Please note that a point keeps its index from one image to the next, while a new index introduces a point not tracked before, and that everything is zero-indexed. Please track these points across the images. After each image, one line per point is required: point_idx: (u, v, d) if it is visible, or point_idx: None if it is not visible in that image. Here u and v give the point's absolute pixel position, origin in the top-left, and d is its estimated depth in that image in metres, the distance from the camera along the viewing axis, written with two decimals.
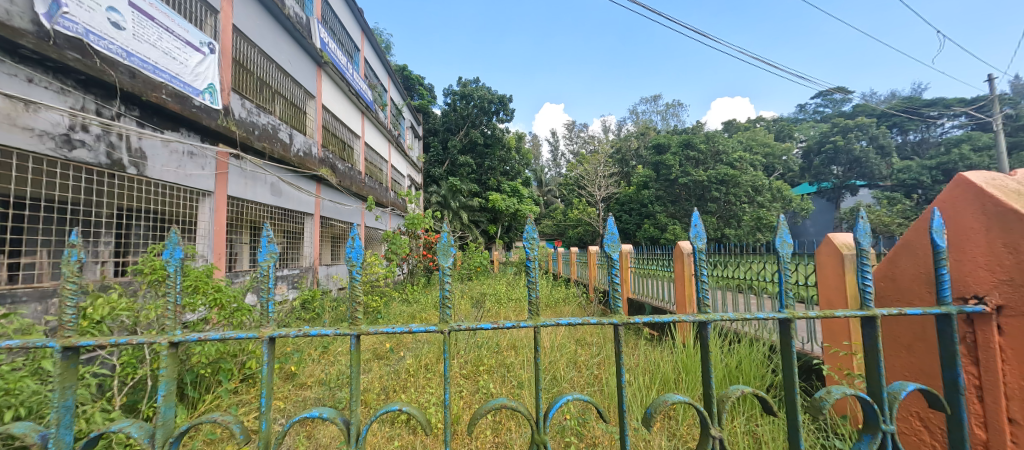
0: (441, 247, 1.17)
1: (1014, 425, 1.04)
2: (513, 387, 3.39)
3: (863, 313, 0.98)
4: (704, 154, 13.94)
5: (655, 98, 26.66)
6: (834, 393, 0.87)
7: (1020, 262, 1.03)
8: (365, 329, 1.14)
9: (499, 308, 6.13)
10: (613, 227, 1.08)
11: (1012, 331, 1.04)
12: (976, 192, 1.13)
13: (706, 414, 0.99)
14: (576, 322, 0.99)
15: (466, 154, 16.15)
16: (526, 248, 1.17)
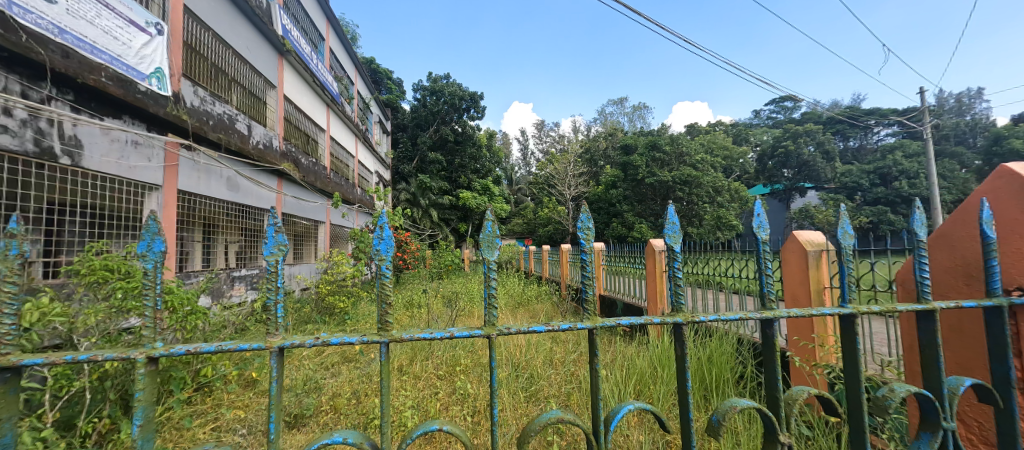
0: (487, 237, 1.07)
1: None
2: (490, 387, 3.30)
3: (921, 306, 0.95)
4: (668, 155, 14.34)
5: (621, 100, 27.24)
6: (898, 391, 0.85)
7: None
8: (396, 335, 1.01)
9: (472, 308, 6.01)
10: (675, 215, 0.95)
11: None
12: (1021, 185, 1.13)
13: (773, 418, 0.91)
14: (636, 323, 0.91)
15: (436, 151, 15.79)
16: (580, 237, 1.06)
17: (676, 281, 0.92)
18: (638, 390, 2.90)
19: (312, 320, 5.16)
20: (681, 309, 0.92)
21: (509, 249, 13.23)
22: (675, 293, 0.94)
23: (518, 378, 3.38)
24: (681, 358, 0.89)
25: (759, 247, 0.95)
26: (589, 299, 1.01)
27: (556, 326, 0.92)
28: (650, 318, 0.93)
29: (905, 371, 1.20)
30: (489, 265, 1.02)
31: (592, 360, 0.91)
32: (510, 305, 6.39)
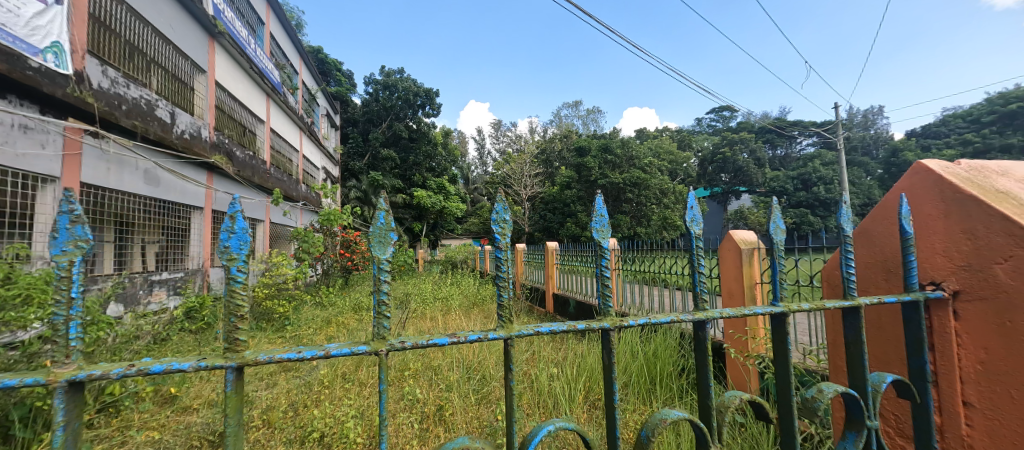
0: (375, 233, 0.78)
1: (968, 409, 0.99)
2: (440, 391, 3.16)
3: (848, 303, 0.96)
4: (620, 158, 14.83)
5: (576, 104, 27.90)
6: (827, 391, 0.86)
7: (978, 247, 0.98)
8: (258, 357, 0.77)
9: (425, 310, 5.84)
10: (603, 207, 0.90)
11: (969, 316, 0.99)
12: (935, 180, 1.09)
13: (707, 430, 0.81)
14: (561, 328, 0.82)
15: (389, 148, 15.21)
16: (494, 234, 0.86)
17: (604, 280, 0.85)
18: (587, 388, 2.92)
19: (246, 327, 4.68)
20: (609, 311, 0.84)
21: (464, 249, 13.04)
22: (602, 292, 0.86)
23: (470, 381, 3.27)
24: (608, 367, 0.82)
25: (692, 244, 0.92)
26: (505, 303, 0.84)
27: (463, 336, 0.80)
28: (574, 323, 0.84)
29: (832, 365, 1.24)
30: (378, 270, 0.78)
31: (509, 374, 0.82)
32: (464, 306, 6.28)
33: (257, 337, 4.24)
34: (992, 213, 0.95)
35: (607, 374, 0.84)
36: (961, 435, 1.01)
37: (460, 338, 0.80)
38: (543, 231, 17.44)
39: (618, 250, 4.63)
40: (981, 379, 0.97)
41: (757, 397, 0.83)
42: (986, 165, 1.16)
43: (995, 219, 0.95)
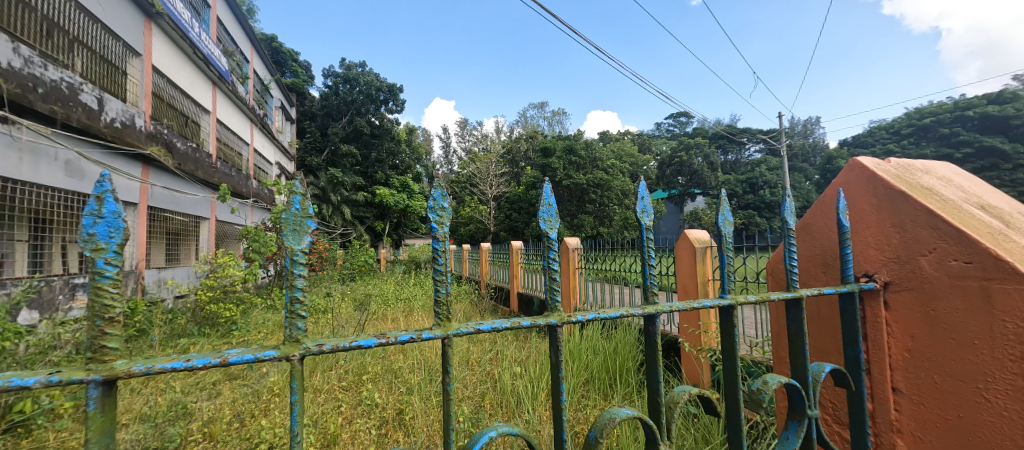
0: (287, 219, 0.62)
1: (897, 396, 0.99)
2: (401, 394, 3.05)
3: (791, 296, 0.97)
4: (584, 160, 15.09)
5: (542, 105, 28.17)
6: (771, 381, 0.88)
7: (906, 240, 1.00)
8: (135, 367, 0.54)
9: (386, 311, 5.65)
10: (550, 199, 0.88)
11: (898, 306, 1.00)
12: (866, 176, 1.10)
13: (656, 427, 0.78)
14: (505, 326, 0.74)
15: (349, 143, 14.63)
16: (431, 223, 0.74)
17: (551, 275, 0.81)
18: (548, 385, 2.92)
19: (186, 334, 4.28)
20: (556, 308, 0.79)
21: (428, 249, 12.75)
22: (548, 286, 0.81)
23: (432, 382, 3.18)
24: (556, 366, 0.77)
25: (642, 237, 0.91)
26: (442, 299, 0.70)
27: (392, 338, 0.66)
28: (521, 320, 0.76)
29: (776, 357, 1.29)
30: (289, 265, 0.64)
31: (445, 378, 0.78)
32: (427, 306, 6.14)
33: (198, 344, 3.89)
34: (917, 208, 0.97)
35: (555, 372, 0.79)
36: (889, 422, 1.01)
37: (387, 340, 0.65)
38: (509, 231, 17.46)
39: (580, 249, 4.70)
40: (911, 366, 0.97)
41: (703, 389, 0.85)
42: (912, 164, 1.20)
43: (920, 214, 0.97)
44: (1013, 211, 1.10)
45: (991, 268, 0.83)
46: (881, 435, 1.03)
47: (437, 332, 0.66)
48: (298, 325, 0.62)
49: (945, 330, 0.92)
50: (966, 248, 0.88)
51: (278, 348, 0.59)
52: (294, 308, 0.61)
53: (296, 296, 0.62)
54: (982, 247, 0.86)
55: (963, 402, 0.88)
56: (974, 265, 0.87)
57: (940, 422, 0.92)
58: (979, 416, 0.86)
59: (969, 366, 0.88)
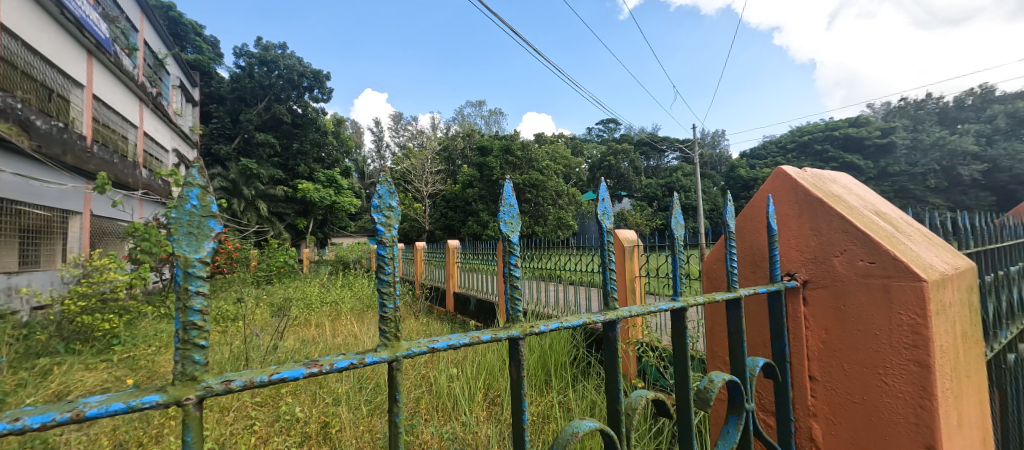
0: (169, 215, 0.43)
1: (813, 382, 0.99)
2: (326, 405, 2.76)
3: (731, 294, 0.86)
4: (519, 160, 15.26)
5: (479, 103, 28.12)
6: (717, 379, 0.76)
7: (823, 242, 1.00)
8: None
9: (309, 317, 5.24)
10: (512, 199, 0.77)
11: (816, 302, 1.00)
12: (791, 184, 1.08)
13: (614, 436, 0.66)
14: (464, 342, 0.58)
15: (266, 132, 13.24)
16: (376, 224, 0.57)
17: (512, 282, 0.68)
18: (486, 385, 2.85)
19: (47, 353, 3.48)
20: (518, 317, 0.66)
21: (358, 248, 12.00)
22: (509, 295, 0.68)
23: (362, 390, 2.93)
24: (517, 385, 0.63)
25: (603, 237, 0.81)
26: (390, 314, 0.55)
27: (330, 365, 0.49)
28: (481, 334, 0.61)
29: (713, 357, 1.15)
30: (179, 278, 0.43)
31: (390, 410, 0.52)
32: (356, 310, 5.78)
33: (65, 363, 3.21)
34: (833, 213, 0.98)
35: (515, 392, 0.64)
36: (806, 408, 1.00)
37: (321, 368, 0.48)
38: (445, 230, 17.13)
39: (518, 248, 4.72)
40: (824, 355, 0.98)
41: (659, 392, 0.73)
42: (826, 176, 1.24)
43: (835, 219, 0.98)
44: (902, 221, 1.22)
45: (892, 267, 0.87)
46: (799, 420, 1.02)
47: (383, 354, 0.51)
48: (199, 358, 0.44)
49: (854, 324, 0.93)
50: (873, 249, 0.90)
51: (165, 391, 0.42)
52: (182, 335, 0.42)
53: (191, 319, 0.44)
54: (887, 249, 0.88)
55: (865, 387, 0.91)
56: (877, 265, 0.89)
57: (850, 406, 0.93)
58: (881, 399, 0.88)
59: (872, 354, 0.90)
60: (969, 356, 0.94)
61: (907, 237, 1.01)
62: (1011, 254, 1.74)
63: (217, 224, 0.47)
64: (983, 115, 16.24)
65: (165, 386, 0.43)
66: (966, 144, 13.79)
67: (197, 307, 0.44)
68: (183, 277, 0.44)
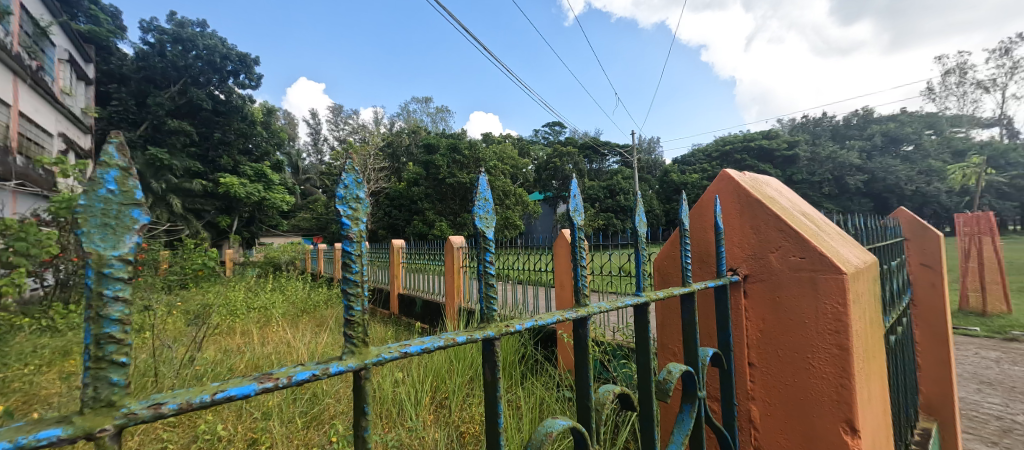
0: (77, 199, 0.34)
1: (751, 368, 1.08)
2: (254, 420, 2.47)
3: (686, 289, 0.90)
4: (467, 159, 15.05)
5: (425, 100, 27.44)
6: (675, 370, 0.80)
7: (761, 239, 1.09)
8: None
9: (234, 325, 4.77)
10: (487, 191, 0.70)
11: (755, 294, 1.08)
12: (733, 186, 1.17)
13: (585, 433, 0.66)
14: (440, 345, 0.52)
15: (181, 119, 11.81)
16: (340, 211, 0.48)
17: (489, 280, 0.62)
18: (434, 389, 2.75)
19: None
20: (494, 317, 0.61)
21: (291, 249, 11.15)
22: (485, 294, 0.62)
23: (296, 401, 2.65)
24: (493, 389, 0.57)
25: (573, 234, 0.80)
26: (355, 317, 0.46)
27: (288, 377, 0.42)
28: (457, 335, 0.55)
29: (664, 349, 1.21)
30: (92, 281, 0.34)
31: (357, 426, 0.45)
32: (289, 315, 5.34)
33: None
34: (770, 213, 1.08)
35: (488, 396, 0.58)
36: (744, 392, 1.09)
37: (277, 384, 0.41)
38: (389, 229, 16.77)
39: (465, 247, 4.65)
40: (762, 342, 1.07)
41: (625, 385, 0.76)
42: (763, 179, 1.35)
43: (771, 218, 1.08)
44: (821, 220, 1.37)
45: (819, 261, 0.97)
46: (741, 405, 1.10)
47: (350, 363, 0.44)
48: (117, 380, 0.35)
49: (787, 313, 1.03)
50: (803, 245, 1.00)
51: (69, 422, 0.33)
52: (92, 349, 0.34)
53: (106, 333, 0.35)
54: (815, 244, 0.99)
55: (796, 370, 1.01)
56: (806, 260, 0.99)
57: (784, 388, 1.02)
58: (810, 380, 0.98)
59: (803, 340, 1.00)
60: (876, 339, 1.08)
61: (829, 234, 1.14)
62: (891, 251, 2.05)
63: (144, 214, 0.38)
64: (865, 133, 19.04)
65: (69, 417, 0.34)
66: (852, 158, 16.08)
67: (116, 314, 0.36)
68: (95, 277, 0.35)
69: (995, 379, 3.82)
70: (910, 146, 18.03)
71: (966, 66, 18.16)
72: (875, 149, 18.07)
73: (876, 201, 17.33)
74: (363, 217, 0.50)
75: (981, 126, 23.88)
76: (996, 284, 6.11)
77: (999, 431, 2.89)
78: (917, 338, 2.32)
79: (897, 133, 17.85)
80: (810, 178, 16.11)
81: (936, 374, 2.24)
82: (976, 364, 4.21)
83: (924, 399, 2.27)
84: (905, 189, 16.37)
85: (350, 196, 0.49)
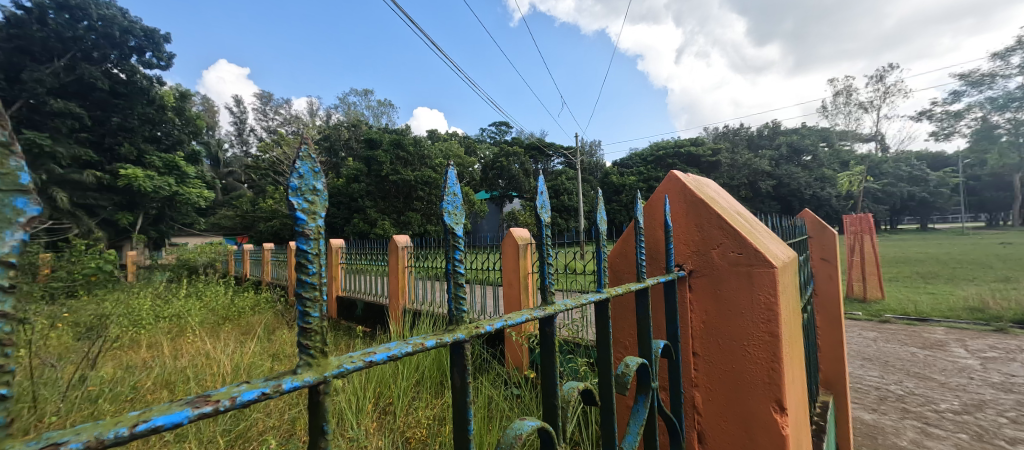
0: None
1: (694, 357, 1.16)
2: (164, 443, 2.16)
3: (641, 285, 0.94)
4: (412, 156, 14.52)
5: (365, 93, 26.20)
6: (632, 364, 0.83)
7: (704, 237, 1.17)
8: None
9: (139, 339, 4.18)
10: (454, 184, 0.66)
11: (699, 289, 1.16)
12: (678, 186, 1.25)
13: (550, 431, 0.66)
14: (407, 351, 0.48)
15: (69, 99, 10.13)
16: (292, 206, 0.42)
17: (459, 280, 0.59)
18: (376, 398, 2.60)
19: None
20: (463, 318, 0.58)
21: (209, 250, 10.02)
22: (454, 295, 0.59)
23: (217, 419, 2.32)
24: (460, 393, 0.54)
25: (540, 232, 0.80)
26: (309, 321, 0.41)
27: (230, 399, 0.36)
28: (425, 339, 0.52)
29: (617, 343, 1.25)
30: None
31: (314, 443, 0.40)
32: (207, 324, 4.80)
33: None
34: (713, 212, 1.16)
35: (458, 402, 0.55)
36: (688, 379, 1.17)
37: (221, 407, 0.35)
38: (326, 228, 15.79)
39: (410, 246, 4.47)
40: (704, 333, 1.15)
41: (587, 382, 0.77)
42: (704, 181, 1.46)
43: (713, 217, 1.16)
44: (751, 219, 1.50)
45: (753, 257, 1.06)
46: (687, 392, 1.17)
47: (307, 377, 0.39)
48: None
49: (726, 304, 1.11)
50: (740, 241, 1.09)
51: None
52: None
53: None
54: (751, 241, 1.08)
55: (735, 357, 1.09)
56: (742, 255, 1.08)
57: (722, 375, 1.11)
58: (746, 365, 1.08)
59: (739, 329, 1.08)
60: (798, 325, 1.21)
61: (760, 231, 1.25)
62: (799, 247, 2.32)
63: (32, 205, 0.31)
64: (774, 143, 21.43)
65: None
66: (764, 165, 18.04)
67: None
68: None
69: (873, 355, 4.49)
70: (809, 156, 20.62)
71: (852, 88, 21.15)
72: (783, 158, 20.40)
73: (783, 203, 19.62)
74: (321, 209, 0.45)
75: (863, 140, 27.95)
76: (873, 274, 7.20)
77: (877, 399, 3.40)
78: (817, 322, 2.64)
79: (799, 144, 20.33)
80: (731, 182, 17.78)
81: (831, 353, 2.57)
82: (860, 343, 4.92)
83: (823, 376, 2.59)
84: (805, 193, 18.69)
85: (305, 186, 0.44)
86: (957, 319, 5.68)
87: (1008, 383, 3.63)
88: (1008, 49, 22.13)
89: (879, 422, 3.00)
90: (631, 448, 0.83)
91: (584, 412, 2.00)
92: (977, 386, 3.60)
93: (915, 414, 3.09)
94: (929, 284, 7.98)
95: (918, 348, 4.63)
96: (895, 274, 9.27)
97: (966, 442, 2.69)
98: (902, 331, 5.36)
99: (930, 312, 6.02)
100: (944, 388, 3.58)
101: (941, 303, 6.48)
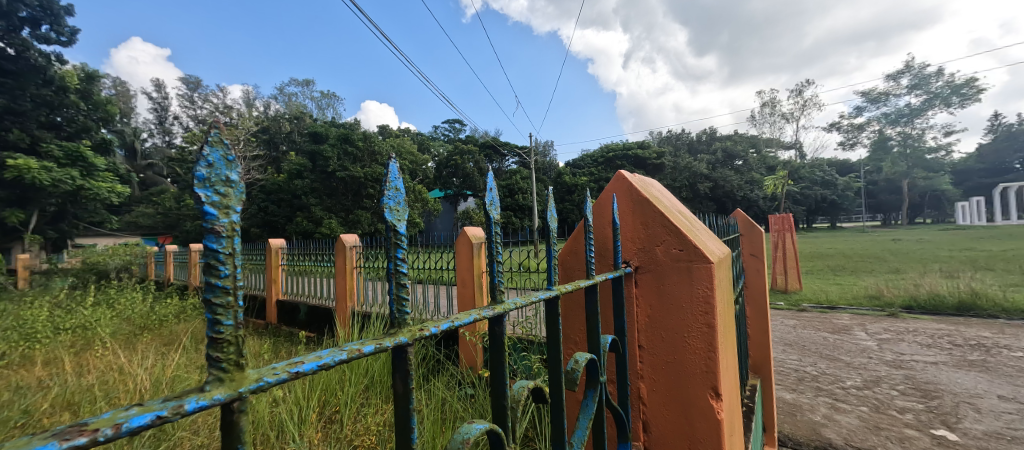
0: None
1: (640, 350, 1.20)
2: None
3: (589, 281, 0.95)
4: (361, 151, 13.79)
5: (309, 84, 24.75)
6: (580, 360, 0.84)
7: (649, 234, 1.22)
8: None
9: (29, 357, 3.61)
10: (397, 177, 0.62)
11: (645, 283, 1.21)
12: (627, 185, 1.30)
13: (500, 432, 0.65)
14: (343, 359, 0.45)
15: None
16: (200, 200, 0.37)
17: (401, 281, 0.56)
18: (320, 406, 2.45)
19: None
20: (406, 322, 0.55)
21: (123, 252, 8.91)
22: (396, 296, 0.56)
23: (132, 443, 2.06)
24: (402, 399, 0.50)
25: (491, 233, 0.78)
26: (220, 330, 0.36)
27: (115, 427, 0.30)
28: (363, 344, 0.48)
29: (568, 340, 1.28)
30: None
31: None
32: (118, 336, 4.25)
33: None
34: (656, 211, 1.22)
35: (399, 407, 0.52)
36: (635, 372, 1.21)
37: (105, 436, 0.29)
38: (265, 227, 14.77)
39: (359, 246, 4.27)
40: (648, 325, 1.20)
41: (536, 381, 0.77)
42: (649, 182, 1.52)
43: (658, 215, 1.22)
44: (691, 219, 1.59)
45: (693, 254, 1.13)
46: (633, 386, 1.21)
47: (218, 395, 0.35)
48: None
49: (668, 296, 1.17)
50: (682, 239, 1.15)
51: None
52: None
53: None
54: (690, 239, 1.14)
55: (676, 348, 1.16)
56: (684, 252, 1.15)
57: (665, 365, 1.17)
58: (687, 356, 1.14)
59: (680, 322, 1.14)
60: (730, 314, 1.29)
61: (699, 230, 1.33)
62: (731, 243, 2.51)
63: None
64: (711, 148, 23.12)
65: None
66: (702, 168, 19.43)
67: None
68: None
69: (793, 340, 4.99)
70: (740, 161, 22.49)
71: (776, 100, 23.35)
72: (718, 161, 22.09)
73: (719, 204, 21.25)
74: (237, 204, 0.40)
75: (785, 147, 31.03)
76: (793, 268, 8.03)
77: (796, 380, 3.78)
78: (748, 313, 2.87)
79: (732, 150, 22.10)
80: (674, 184, 18.92)
81: (759, 341, 2.80)
82: (782, 330, 5.44)
83: (752, 361, 2.82)
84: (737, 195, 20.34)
85: (217, 177, 0.39)
86: (859, 306, 6.46)
87: (898, 360, 4.19)
88: (897, 72, 25.67)
89: (798, 400, 3.33)
90: (581, 441, 0.84)
91: (538, 409, 2.02)
92: (874, 364, 4.12)
93: (827, 392, 3.48)
94: (838, 276, 9.01)
95: (828, 333, 5.21)
96: (810, 268, 10.38)
97: (866, 413, 3.06)
98: (815, 318, 6.00)
99: (839, 301, 6.80)
100: (849, 367, 4.05)
101: (847, 292, 7.34)
